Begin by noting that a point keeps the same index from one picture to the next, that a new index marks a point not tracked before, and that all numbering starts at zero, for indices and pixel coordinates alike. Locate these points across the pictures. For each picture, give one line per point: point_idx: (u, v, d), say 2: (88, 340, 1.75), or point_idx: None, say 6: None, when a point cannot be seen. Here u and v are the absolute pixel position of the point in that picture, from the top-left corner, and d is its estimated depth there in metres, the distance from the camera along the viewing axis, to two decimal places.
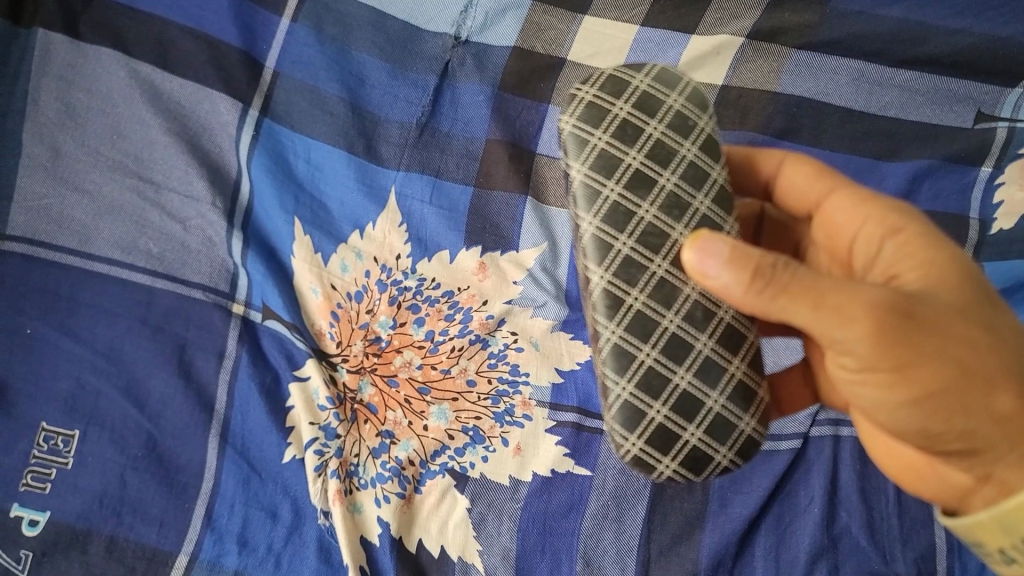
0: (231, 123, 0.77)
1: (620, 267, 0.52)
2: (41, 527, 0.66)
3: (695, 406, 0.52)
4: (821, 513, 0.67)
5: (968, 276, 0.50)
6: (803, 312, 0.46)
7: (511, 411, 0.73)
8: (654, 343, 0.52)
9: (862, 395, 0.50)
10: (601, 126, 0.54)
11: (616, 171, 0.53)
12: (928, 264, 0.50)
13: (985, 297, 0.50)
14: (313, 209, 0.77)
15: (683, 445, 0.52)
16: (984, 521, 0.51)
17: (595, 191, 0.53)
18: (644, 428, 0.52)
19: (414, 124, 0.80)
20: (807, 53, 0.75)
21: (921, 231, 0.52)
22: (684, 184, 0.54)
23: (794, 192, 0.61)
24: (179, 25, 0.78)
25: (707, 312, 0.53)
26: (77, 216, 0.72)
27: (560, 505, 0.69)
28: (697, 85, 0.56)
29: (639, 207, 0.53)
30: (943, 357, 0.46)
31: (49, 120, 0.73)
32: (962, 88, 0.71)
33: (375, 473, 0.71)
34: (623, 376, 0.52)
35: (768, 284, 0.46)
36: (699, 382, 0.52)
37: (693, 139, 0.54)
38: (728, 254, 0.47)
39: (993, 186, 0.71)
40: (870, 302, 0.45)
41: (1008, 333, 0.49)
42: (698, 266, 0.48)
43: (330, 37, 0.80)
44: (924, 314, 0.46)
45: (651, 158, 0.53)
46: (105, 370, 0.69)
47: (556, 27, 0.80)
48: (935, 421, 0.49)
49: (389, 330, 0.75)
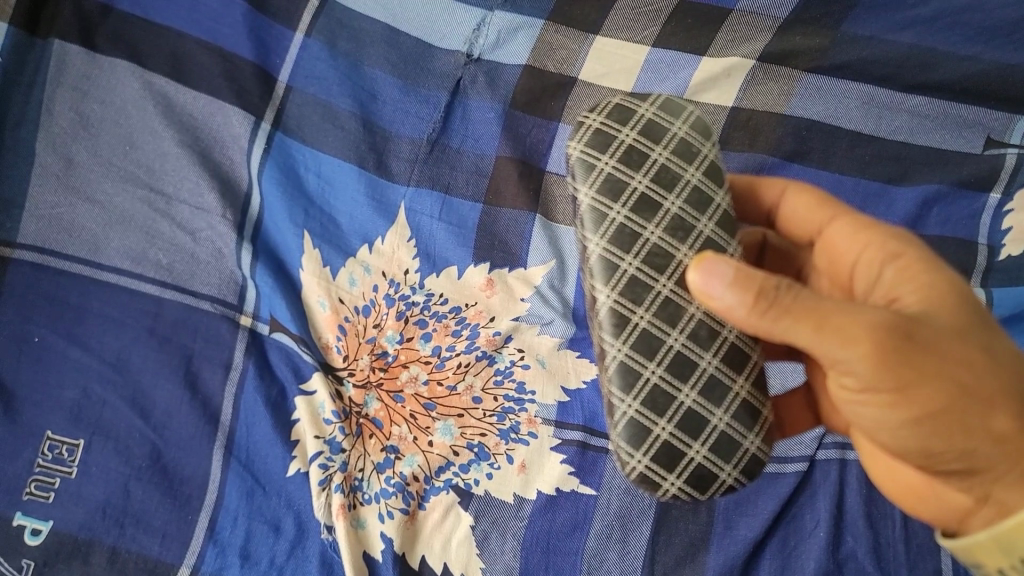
0: (243, 136, 0.77)
1: (626, 287, 0.52)
2: (43, 536, 0.66)
3: (700, 424, 0.52)
4: (826, 537, 0.66)
5: (968, 299, 0.49)
6: (805, 333, 0.45)
7: (516, 428, 0.73)
8: (660, 361, 0.52)
9: (863, 415, 0.50)
10: (608, 152, 0.54)
11: (623, 195, 0.53)
12: (928, 287, 0.49)
13: (985, 320, 0.50)
14: (322, 223, 0.78)
15: (689, 462, 0.52)
16: (983, 541, 0.51)
17: (602, 214, 0.53)
18: (650, 445, 0.52)
19: (424, 140, 0.80)
20: (817, 76, 0.75)
21: (921, 256, 0.52)
22: (690, 208, 0.54)
23: (796, 220, 0.62)
24: (193, 37, 0.78)
25: (712, 330, 0.53)
26: (88, 226, 0.73)
27: (564, 524, 0.69)
28: (701, 114, 0.57)
29: (645, 228, 0.53)
30: (943, 378, 0.46)
31: (63, 130, 0.74)
32: (971, 114, 0.72)
33: (379, 488, 0.70)
34: (628, 393, 0.52)
35: (772, 306, 0.46)
36: (704, 400, 0.52)
37: (697, 166, 0.55)
38: (732, 275, 0.47)
39: (1003, 213, 0.71)
40: (872, 324, 0.45)
41: (1006, 356, 0.49)
42: (702, 287, 0.48)
43: (343, 52, 0.81)
44: (925, 336, 0.46)
45: (657, 183, 0.54)
46: (111, 380, 0.70)
47: (567, 46, 0.81)
48: (936, 441, 0.49)
49: (396, 344, 0.75)
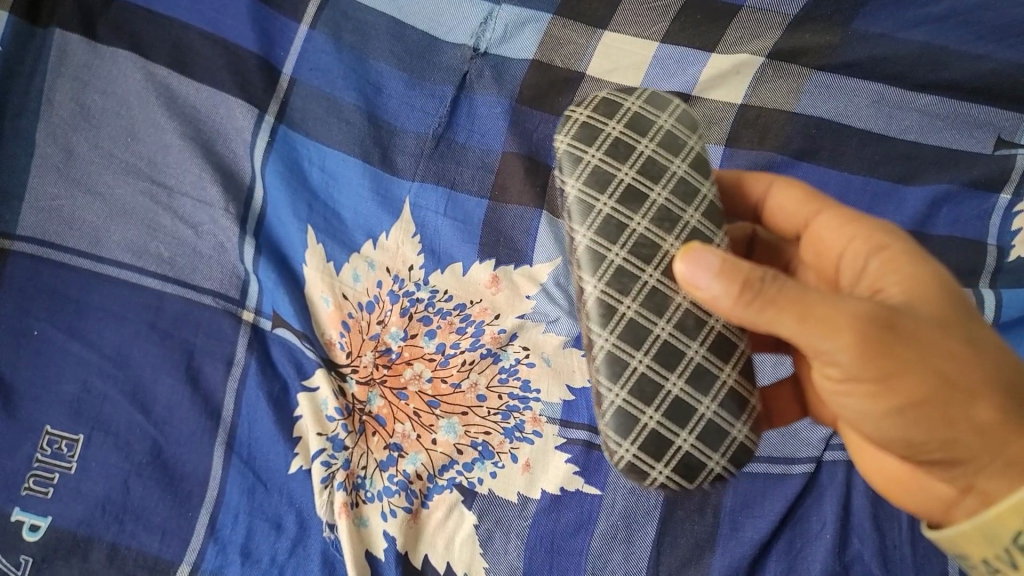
0: (247, 128, 0.76)
1: (613, 277, 0.51)
2: (42, 532, 0.65)
3: (687, 413, 0.51)
4: (833, 540, 0.66)
5: (952, 291, 0.49)
6: (789, 324, 0.45)
7: (521, 426, 0.72)
8: (647, 350, 0.51)
9: (846, 406, 0.49)
10: (594, 144, 0.54)
11: (609, 186, 0.52)
12: (912, 278, 0.49)
13: (970, 312, 0.49)
14: (326, 218, 0.77)
15: (677, 451, 0.51)
16: (967, 531, 0.50)
17: (589, 206, 0.52)
18: (637, 434, 0.51)
19: (430, 135, 0.79)
20: (828, 74, 0.74)
21: (906, 247, 0.51)
22: (676, 198, 0.53)
23: (783, 214, 0.61)
24: (198, 29, 0.77)
25: (699, 320, 0.52)
26: (89, 219, 0.72)
27: (568, 524, 0.69)
28: (687, 107, 0.56)
29: (632, 219, 0.52)
30: (926, 368, 0.46)
31: (63, 120, 0.73)
32: (983, 113, 0.71)
33: (382, 486, 0.70)
34: (616, 382, 0.51)
35: (756, 295, 0.45)
36: (691, 389, 0.51)
37: (683, 156, 0.54)
38: (718, 265, 0.46)
39: (1012, 214, 0.71)
40: (855, 314, 0.44)
41: (991, 347, 0.48)
42: (688, 277, 0.47)
43: (348, 44, 0.79)
44: (908, 326, 0.46)
45: (642, 174, 0.53)
46: (111, 375, 0.69)
47: (575, 41, 0.80)
48: (918, 431, 0.48)
49: (400, 341, 0.74)
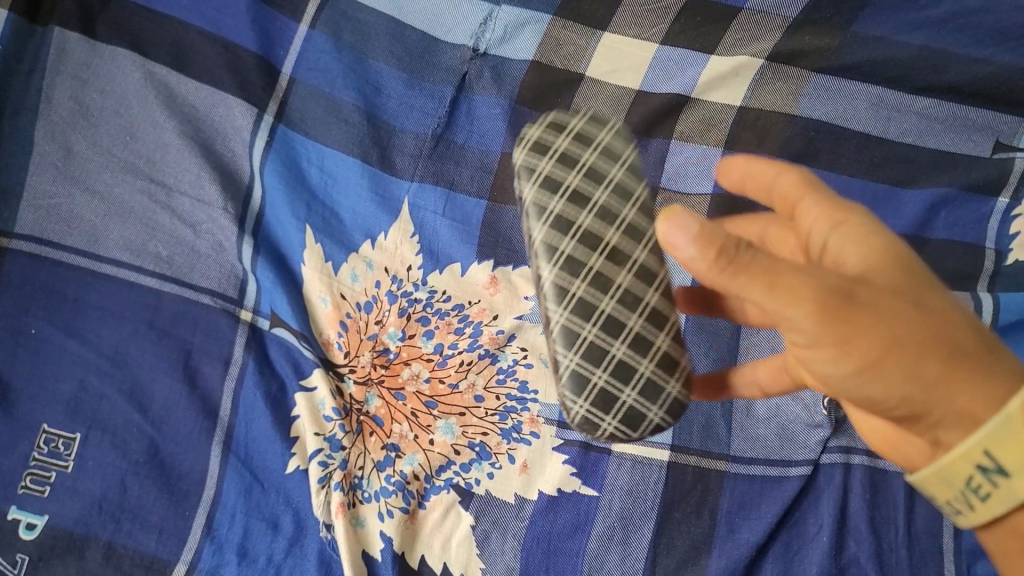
0: (246, 128, 0.76)
1: (552, 240, 0.52)
2: (39, 530, 0.65)
3: (632, 370, 0.52)
4: (829, 543, 0.67)
5: (909, 264, 0.49)
6: (758, 292, 0.44)
7: (518, 427, 0.73)
8: (596, 316, 0.51)
9: (812, 369, 0.48)
10: (541, 156, 0.54)
11: (554, 185, 0.53)
12: (873, 252, 0.49)
13: (931, 283, 0.49)
14: (324, 217, 0.76)
15: (623, 406, 0.52)
16: (930, 477, 0.50)
17: (529, 175, 0.54)
18: (589, 393, 0.51)
19: (429, 135, 0.78)
20: (826, 76, 0.73)
21: (866, 223, 0.51)
22: (623, 187, 0.54)
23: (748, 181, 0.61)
24: (197, 28, 0.76)
25: (640, 277, 0.52)
26: (87, 217, 0.72)
27: (565, 525, 0.70)
28: None
29: (567, 179, 0.53)
30: (887, 334, 0.45)
31: (62, 119, 0.73)
32: (981, 117, 0.71)
33: (379, 487, 0.71)
34: (570, 348, 0.51)
35: (729, 263, 0.44)
36: (635, 345, 0.52)
37: (630, 152, 0.55)
38: (697, 230, 0.44)
39: (1009, 218, 0.72)
40: (819, 284, 0.43)
41: (954, 314, 0.48)
42: (666, 239, 0.45)
43: (348, 45, 0.78)
44: (867, 297, 0.45)
45: (594, 172, 0.53)
46: (109, 373, 0.69)
47: (574, 43, 0.78)
48: (885, 395, 0.47)
49: (398, 341, 0.75)
